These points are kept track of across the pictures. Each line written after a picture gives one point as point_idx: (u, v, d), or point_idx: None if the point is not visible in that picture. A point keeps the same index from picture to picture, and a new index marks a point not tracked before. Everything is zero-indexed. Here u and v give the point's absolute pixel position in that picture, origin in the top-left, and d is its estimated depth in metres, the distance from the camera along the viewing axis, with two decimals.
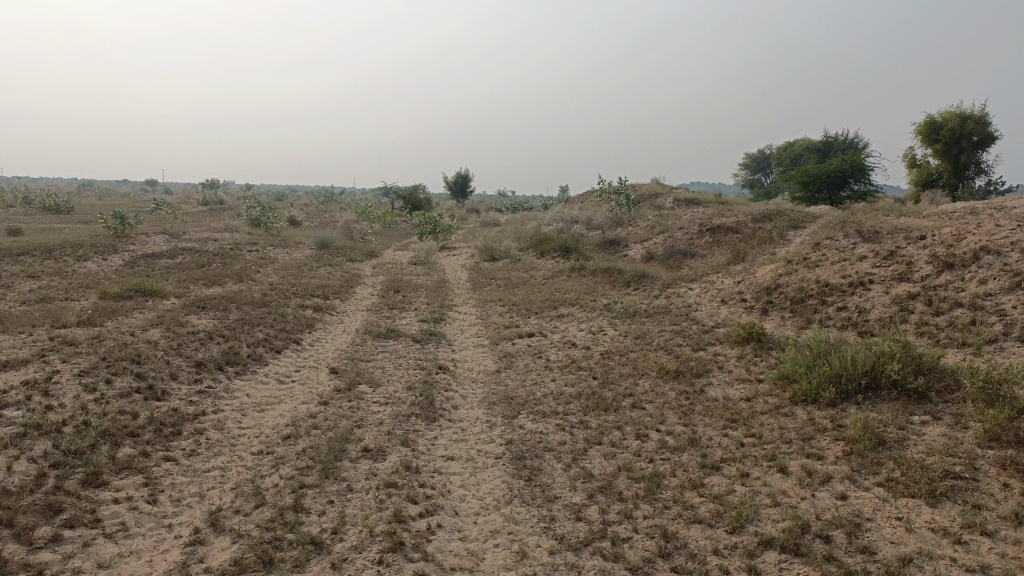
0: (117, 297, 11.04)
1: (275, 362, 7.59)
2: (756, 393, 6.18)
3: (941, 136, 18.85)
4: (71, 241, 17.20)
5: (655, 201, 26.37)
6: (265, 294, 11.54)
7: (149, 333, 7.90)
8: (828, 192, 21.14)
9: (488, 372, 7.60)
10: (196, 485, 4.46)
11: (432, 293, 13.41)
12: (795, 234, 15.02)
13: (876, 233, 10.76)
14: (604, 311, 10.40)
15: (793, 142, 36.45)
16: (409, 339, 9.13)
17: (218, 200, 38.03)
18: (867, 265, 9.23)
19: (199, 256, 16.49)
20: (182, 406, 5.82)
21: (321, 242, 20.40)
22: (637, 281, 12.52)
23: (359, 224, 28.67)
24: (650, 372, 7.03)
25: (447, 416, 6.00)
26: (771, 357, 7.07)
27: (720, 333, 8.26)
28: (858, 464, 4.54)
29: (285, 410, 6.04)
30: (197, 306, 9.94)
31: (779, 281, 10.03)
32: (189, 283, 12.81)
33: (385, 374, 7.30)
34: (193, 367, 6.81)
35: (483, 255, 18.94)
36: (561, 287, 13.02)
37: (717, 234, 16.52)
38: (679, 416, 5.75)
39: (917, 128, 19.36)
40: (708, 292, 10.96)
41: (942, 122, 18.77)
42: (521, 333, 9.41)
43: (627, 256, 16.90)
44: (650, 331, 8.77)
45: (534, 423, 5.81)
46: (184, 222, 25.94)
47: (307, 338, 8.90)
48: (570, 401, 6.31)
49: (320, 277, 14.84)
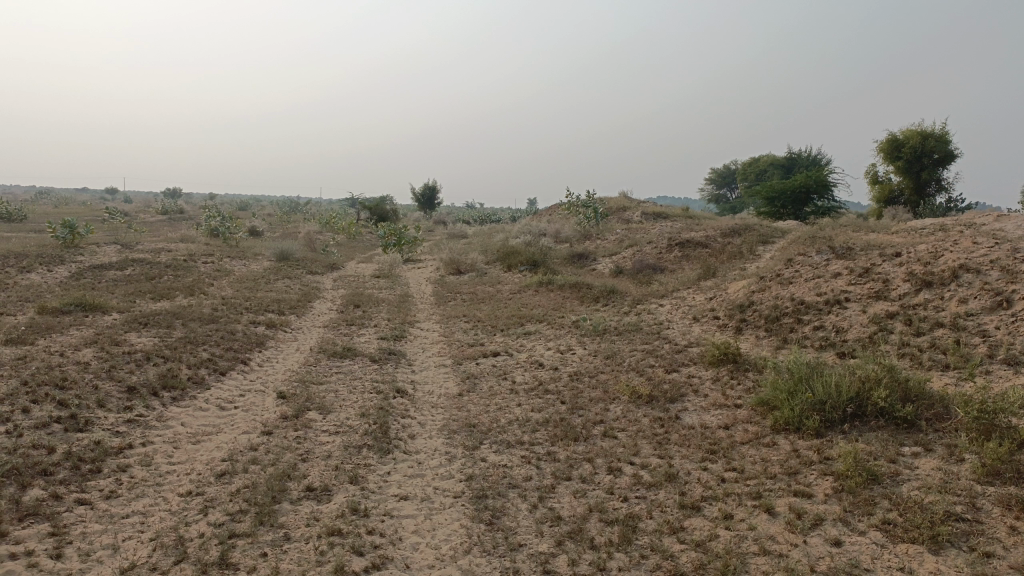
0: (56, 312, 10.33)
1: (219, 385, 7.02)
2: (735, 421, 5.78)
3: (903, 153, 18.88)
4: (14, 251, 16.36)
5: (622, 214, 26.15)
6: (216, 309, 10.94)
7: (81, 353, 7.27)
8: (793, 207, 21.06)
9: (448, 396, 7.10)
10: (109, 534, 3.88)
11: (394, 308, 12.90)
12: (765, 249, 14.79)
13: (849, 250, 10.51)
14: (573, 328, 9.97)
15: (758, 158, 36.64)
16: (367, 358, 8.60)
17: (178, 209, 37.08)
18: (842, 283, 8.94)
19: (150, 268, 15.77)
20: (106, 438, 5.22)
21: (281, 253, 19.74)
22: (606, 297, 12.14)
23: (322, 236, 27.97)
24: (622, 396, 6.60)
25: (403, 447, 5.50)
26: (748, 380, 6.69)
27: (693, 353, 7.87)
28: (850, 504, 4.13)
29: (223, 442, 5.48)
30: (139, 323, 9.30)
31: (752, 297, 9.71)
32: (136, 298, 12.12)
33: (337, 399, 6.77)
34: (124, 393, 6.22)
35: (448, 268, 18.47)
36: (528, 302, 12.57)
37: (687, 248, 16.25)
38: (654, 447, 5.33)
39: (880, 145, 19.38)
40: (679, 309, 10.61)
41: (904, 139, 18.82)
42: (486, 352, 8.93)
43: (595, 270, 16.57)
44: (620, 350, 8.36)
45: (498, 454, 5.33)
46: (140, 232, 25.13)
47: (256, 358, 8.33)
48: (537, 430, 5.85)
49: (277, 290, 14.24)
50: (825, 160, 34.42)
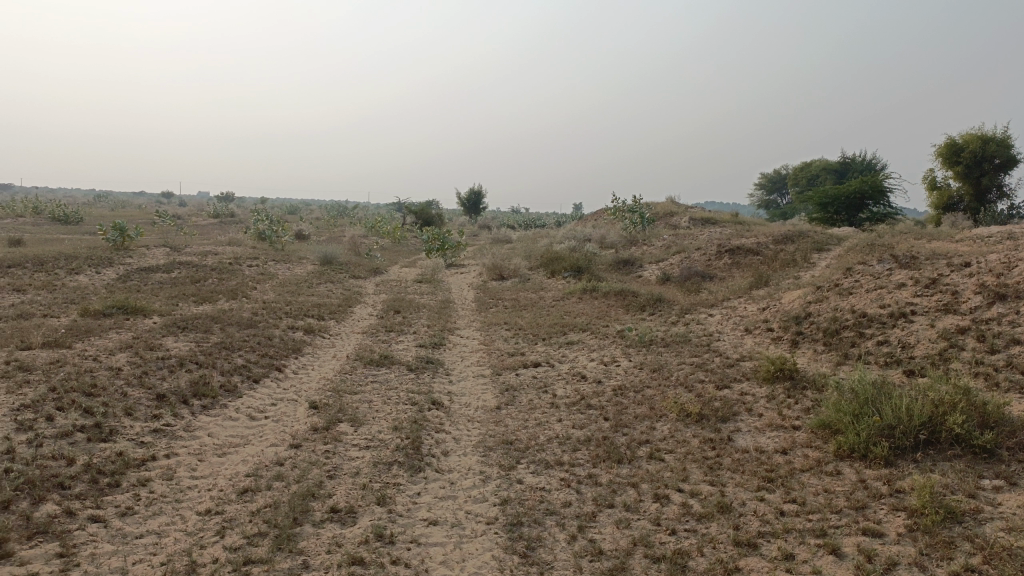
0: (98, 315, 10.31)
1: (251, 393, 6.83)
2: (793, 445, 5.35)
3: (962, 159, 18.00)
4: (66, 252, 16.59)
5: (670, 219, 25.57)
6: (256, 313, 10.83)
7: (115, 358, 7.15)
8: (847, 214, 20.28)
9: (486, 409, 6.78)
10: (120, 557, 3.64)
11: (435, 314, 12.66)
12: (820, 257, 14.14)
13: (913, 259, 9.90)
14: (617, 339, 9.57)
15: (810, 163, 35.64)
16: (404, 367, 8.33)
17: (229, 213, 37.58)
18: (906, 294, 8.38)
19: (196, 270, 15.86)
20: (129, 449, 5.03)
21: (325, 257, 19.71)
22: (653, 306, 11.69)
23: (367, 240, 28.03)
24: (669, 414, 6.20)
25: (435, 465, 5.21)
26: (807, 400, 6.22)
27: (746, 368, 7.43)
28: (928, 546, 3.68)
29: (249, 455, 5.26)
30: (178, 326, 9.20)
31: (809, 308, 9.19)
32: (179, 301, 12.09)
33: (370, 410, 6.51)
34: (153, 400, 6.05)
35: (491, 273, 18.19)
36: (571, 310, 12.22)
37: (737, 256, 15.69)
38: (704, 472, 4.92)
39: (937, 150, 18.54)
40: (730, 319, 10.14)
41: (963, 144, 17.95)
42: (526, 362, 8.60)
43: (641, 277, 16.12)
44: (668, 363, 7.95)
45: (535, 476, 5.00)
46: (189, 234, 25.43)
47: (291, 365, 8.15)
48: (578, 449, 5.49)
49: (319, 294, 14.13)
50: (880, 165, 33.28)
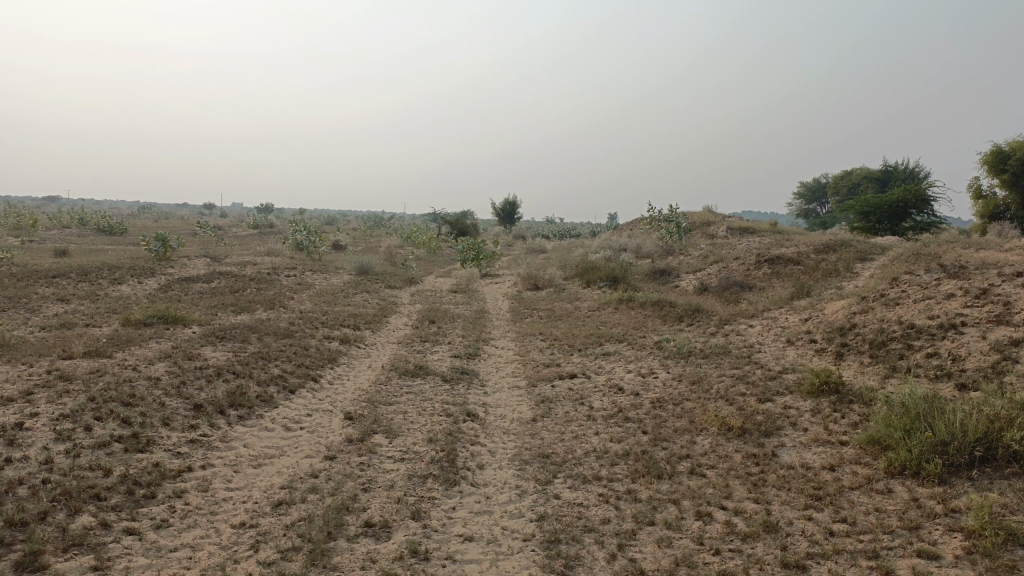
0: (139, 324, 10.45)
1: (287, 404, 6.82)
2: (841, 461, 5.15)
3: (1008, 167, 17.48)
4: (110, 263, 16.92)
5: (707, 229, 25.25)
6: (293, 324, 10.89)
7: (154, 368, 7.20)
8: (889, 223, 19.80)
9: (521, 421, 6.68)
10: (153, 571, 3.62)
11: (470, 324, 12.61)
12: (863, 267, 13.79)
13: (962, 268, 9.58)
14: (655, 350, 9.40)
15: (850, 172, 34.98)
16: (438, 378, 8.27)
17: (268, 224, 38.11)
18: (956, 305, 8.10)
19: (235, 281, 16.03)
20: (165, 460, 5.03)
21: (361, 268, 19.82)
22: (691, 316, 11.48)
23: (403, 251, 28.18)
24: (710, 428, 6.03)
25: (470, 478, 5.12)
26: (854, 414, 6.01)
27: (789, 380, 7.22)
28: (989, 570, 3.48)
29: (283, 467, 5.23)
30: (216, 336, 9.28)
31: (854, 319, 8.93)
32: (218, 311, 12.22)
33: (405, 422, 6.45)
34: (190, 410, 6.06)
35: (526, 283, 18.11)
36: (607, 320, 12.07)
37: (776, 266, 15.40)
38: (748, 489, 4.76)
39: (983, 158, 18.03)
40: (771, 331, 9.90)
41: (1010, 151, 17.43)
42: (562, 373, 8.48)
43: (679, 287, 15.90)
44: (708, 375, 7.76)
45: (573, 491, 4.88)
46: (229, 245, 25.81)
47: (327, 375, 8.14)
48: (616, 463, 5.36)
49: (354, 304, 14.18)
50: (923, 173, 32.52)
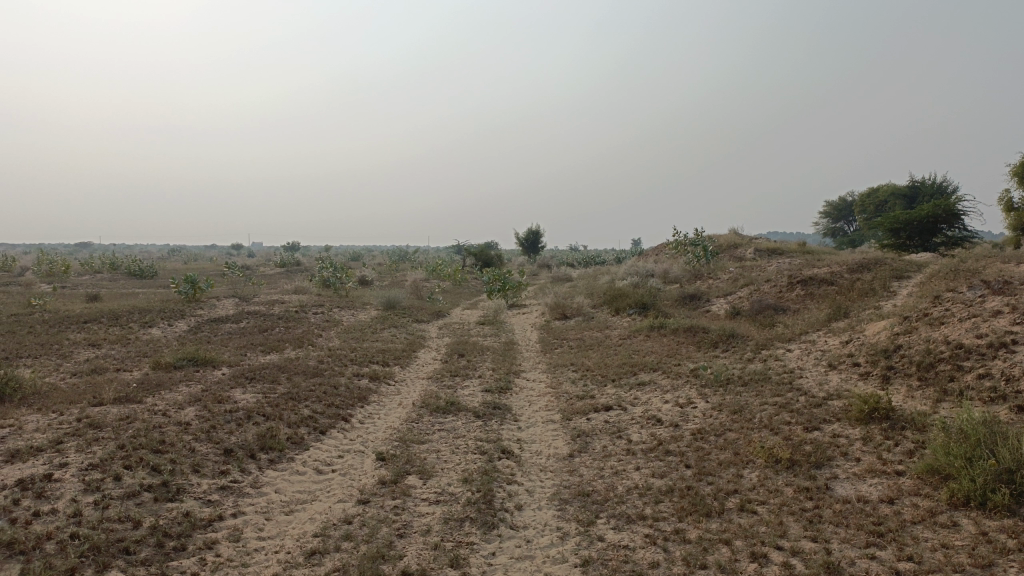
0: (169, 367, 10.41)
1: (318, 445, 6.69)
2: (899, 493, 4.87)
3: None
4: (140, 306, 17.05)
5: (735, 252, 24.95)
6: (322, 362, 10.80)
7: (184, 413, 7.11)
8: (920, 239, 19.38)
9: (558, 457, 6.47)
10: None
11: (500, 357, 12.44)
12: (900, 285, 13.44)
13: (1006, 284, 9.24)
14: (691, 378, 9.15)
15: (877, 189, 34.53)
16: (471, 414, 8.07)
17: (295, 261, 38.39)
18: (1005, 322, 7.77)
19: (263, 320, 16.06)
20: (196, 509, 4.91)
21: (388, 302, 19.79)
22: (726, 342, 11.21)
23: (429, 284, 28.20)
24: (757, 461, 5.78)
25: (509, 520, 4.92)
26: (909, 442, 5.72)
27: (835, 407, 6.94)
28: None
29: (316, 513, 5.07)
30: (245, 377, 9.20)
31: (897, 341, 8.62)
32: (247, 351, 12.18)
33: (438, 461, 6.27)
34: (220, 456, 5.94)
35: (554, 313, 17.95)
36: (639, 348, 11.84)
37: (810, 287, 15.07)
38: (803, 527, 4.50)
39: (1012, 169, 17.60)
40: (811, 355, 9.60)
41: None
42: (597, 406, 8.25)
43: (709, 312, 15.62)
44: (749, 404, 7.50)
45: (617, 532, 4.66)
46: (256, 284, 25.98)
47: (358, 414, 8.01)
48: (660, 501, 5.13)
49: (383, 340, 14.09)
50: (952, 187, 31.99)
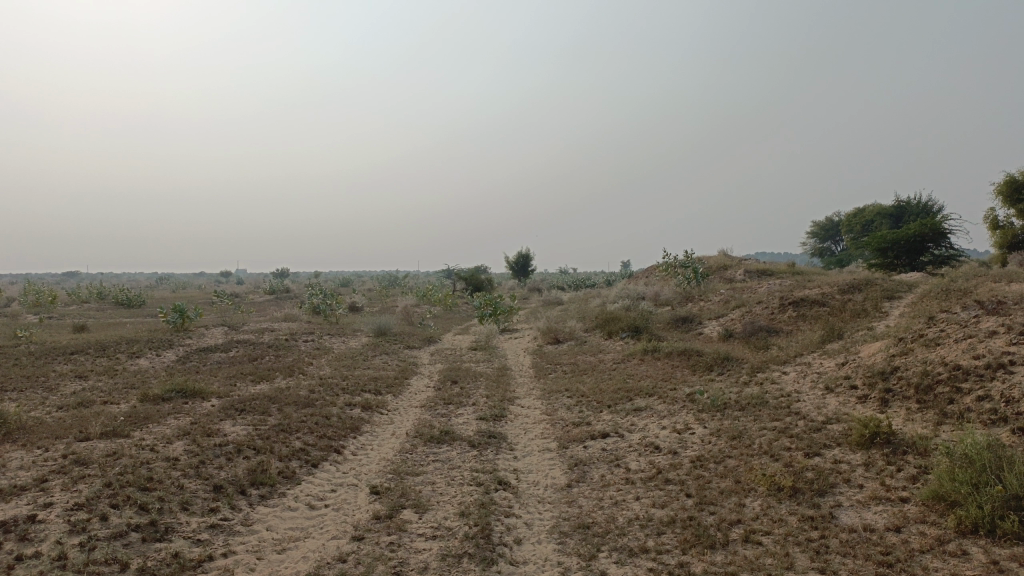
0: (157, 399, 10.24)
1: (310, 479, 6.54)
2: (905, 520, 4.78)
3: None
4: (128, 336, 16.86)
5: (725, 273, 24.99)
6: (313, 391, 10.64)
7: (172, 447, 6.96)
8: (908, 258, 19.41)
9: (556, 487, 6.35)
10: None
11: (493, 383, 12.32)
12: (892, 305, 13.44)
13: (1000, 304, 9.23)
14: (688, 403, 9.05)
15: (863, 209, 34.77)
16: (466, 444, 7.93)
17: (285, 288, 38.15)
18: (1001, 342, 7.73)
19: (253, 349, 15.88)
20: (185, 549, 4.76)
21: (379, 329, 19.64)
22: (721, 365, 11.14)
23: (420, 309, 28.08)
24: (759, 488, 5.69)
25: (508, 555, 4.80)
26: (912, 467, 5.64)
27: (835, 431, 6.86)
28: None
29: (309, 551, 4.93)
30: (235, 409, 9.04)
31: (894, 362, 8.56)
32: (237, 381, 12.01)
33: (434, 494, 6.14)
34: (210, 492, 5.79)
35: (546, 337, 17.86)
36: (634, 373, 11.76)
37: (802, 308, 15.06)
38: (810, 558, 4.40)
39: (997, 188, 17.71)
40: (807, 377, 9.54)
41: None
42: (594, 433, 8.14)
43: (702, 335, 15.57)
44: (748, 429, 7.41)
45: (620, 566, 4.55)
46: (246, 312, 25.80)
47: (350, 445, 7.87)
48: (662, 532, 5.02)
49: (374, 367, 13.94)
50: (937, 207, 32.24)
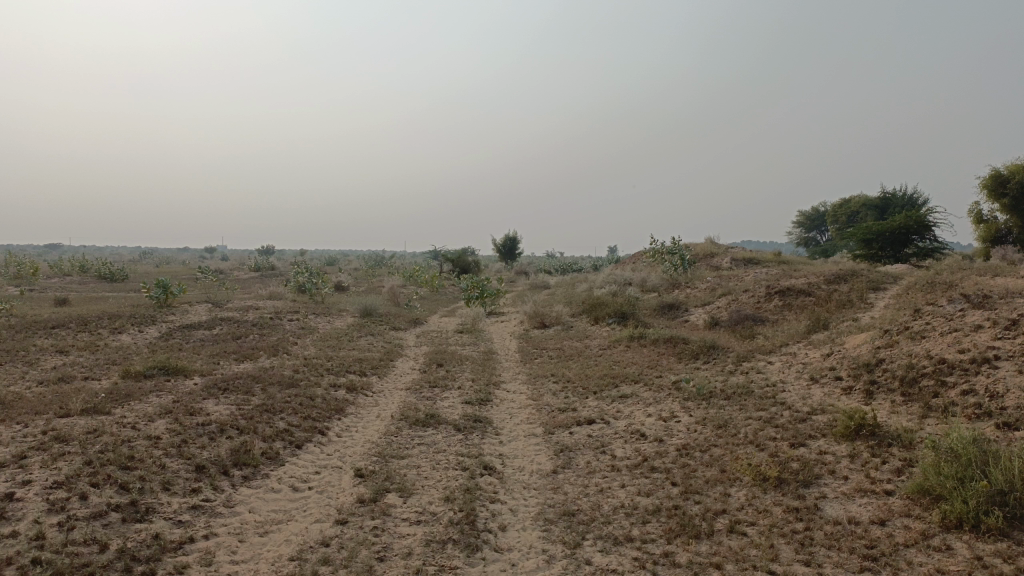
0: (139, 376, 10.12)
1: (293, 461, 6.49)
2: (890, 514, 4.79)
3: (1008, 191, 17.12)
4: (110, 311, 16.65)
5: (712, 261, 25.02)
6: (297, 371, 10.56)
7: (154, 426, 6.87)
8: (892, 249, 19.47)
9: (541, 474, 6.33)
10: None
11: (479, 366, 12.29)
12: (877, 297, 13.49)
13: (986, 298, 9.27)
14: (674, 391, 9.06)
15: (850, 199, 34.90)
16: (451, 428, 7.89)
17: (270, 266, 37.83)
18: (987, 337, 7.77)
19: (237, 327, 15.75)
20: (166, 531, 4.69)
21: (365, 309, 19.53)
22: (707, 353, 11.15)
23: (406, 290, 27.97)
24: (744, 478, 5.69)
25: (493, 542, 4.78)
26: (896, 460, 5.66)
27: (820, 423, 6.87)
28: None
29: (292, 534, 4.88)
30: (218, 388, 8.95)
31: (879, 354, 8.59)
32: (220, 359, 11.90)
33: (418, 478, 6.10)
34: (192, 472, 5.73)
35: (533, 321, 17.83)
36: (620, 359, 11.75)
37: (788, 298, 15.10)
38: (795, 550, 4.41)
39: (982, 181, 17.75)
40: (793, 368, 9.57)
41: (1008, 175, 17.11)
42: (579, 419, 8.13)
43: (688, 322, 15.60)
44: (733, 418, 7.41)
45: (604, 555, 4.54)
46: (230, 290, 25.57)
47: (335, 426, 7.81)
48: (647, 521, 5.02)
49: (360, 348, 13.86)
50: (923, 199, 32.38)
